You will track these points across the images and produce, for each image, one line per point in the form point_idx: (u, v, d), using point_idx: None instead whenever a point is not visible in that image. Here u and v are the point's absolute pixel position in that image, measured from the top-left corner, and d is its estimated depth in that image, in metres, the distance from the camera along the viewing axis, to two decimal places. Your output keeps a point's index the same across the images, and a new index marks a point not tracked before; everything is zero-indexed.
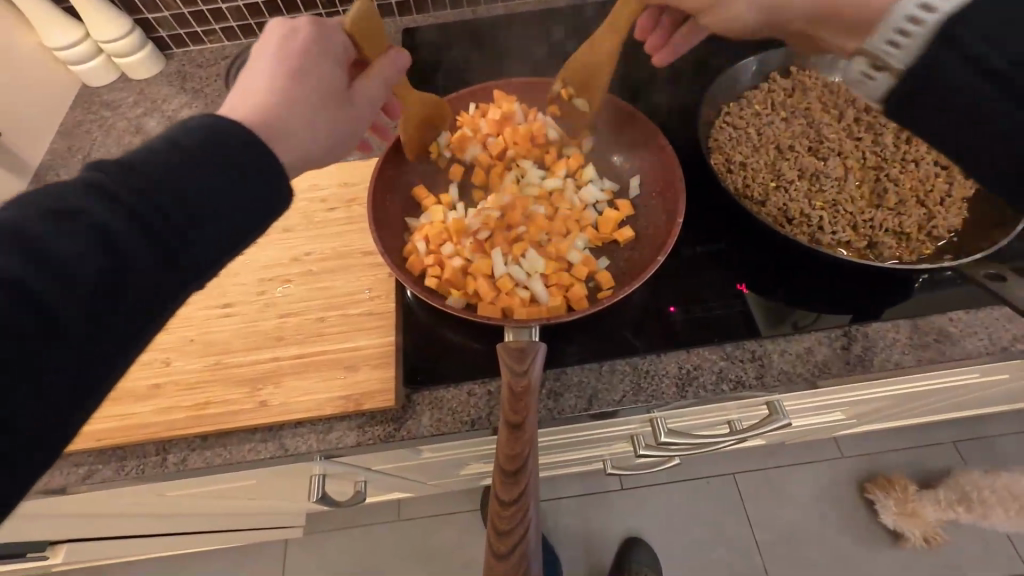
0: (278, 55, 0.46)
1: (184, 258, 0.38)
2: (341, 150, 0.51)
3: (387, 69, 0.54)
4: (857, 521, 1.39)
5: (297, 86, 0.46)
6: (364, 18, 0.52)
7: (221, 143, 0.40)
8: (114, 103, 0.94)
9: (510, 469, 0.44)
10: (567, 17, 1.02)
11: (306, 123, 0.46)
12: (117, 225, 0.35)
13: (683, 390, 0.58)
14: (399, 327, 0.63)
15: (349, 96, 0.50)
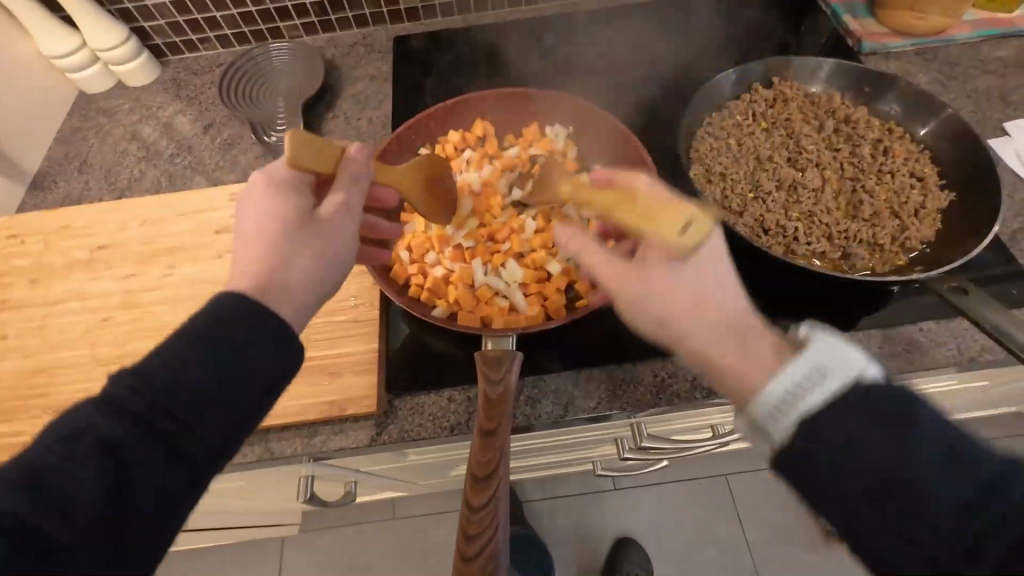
0: (249, 220, 0.43)
1: (202, 464, 0.36)
2: (344, 273, 0.47)
3: (350, 173, 0.46)
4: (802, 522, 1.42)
5: (282, 239, 0.42)
6: (300, 144, 0.44)
7: (228, 322, 0.38)
8: (110, 110, 0.96)
9: (481, 474, 0.45)
10: (557, 24, 1.03)
11: (292, 269, 0.42)
12: (129, 446, 0.34)
13: (658, 398, 0.60)
14: (383, 334, 0.65)
15: (325, 221, 0.45)
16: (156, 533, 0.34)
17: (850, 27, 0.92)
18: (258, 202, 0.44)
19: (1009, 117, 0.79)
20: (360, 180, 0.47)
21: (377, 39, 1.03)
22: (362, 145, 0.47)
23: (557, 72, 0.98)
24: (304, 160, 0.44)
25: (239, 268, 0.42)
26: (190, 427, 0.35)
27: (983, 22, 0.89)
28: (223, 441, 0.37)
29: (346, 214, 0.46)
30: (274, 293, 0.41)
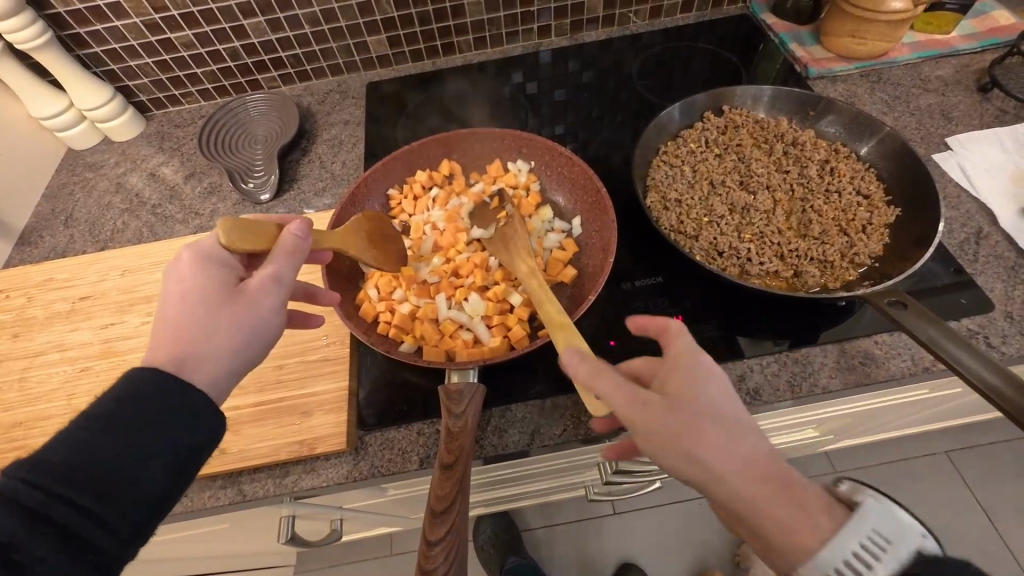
0: (174, 290, 0.47)
1: (110, 554, 0.40)
2: (265, 343, 0.50)
3: (279, 252, 0.50)
4: (726, 541, 1.43)
5: (199, 309, 0.46)
6: (234, 233, 0.51)
7: (139, 413, 0.42)
8: (96, 164, 1.00)
9: (439, 508, 0.47)
10: (522, 64, 1.08)
11: (208, 341, 0.46)
12: (31, 544, 0.37)
13: (622, 422, 0.61)
14: (354, 372, 0.66)
15: (251, 295, 0.49)
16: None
17: (796, 54, 0.97)
18: (184, 275, 0.48)
19: (953, 132, 0.83)
20: (290, 254, 0.51)
21: (351, 86, 1.08)
22: (301, 222, 0.53)
23: (523, 108, 1.02)
24: (236, 237, 0.50)
25: (160, 337, 0.46)
26: (96, 517, 0.39)
27: (921, 44, 0.94)
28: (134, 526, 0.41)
29: (273, 286, 0.50)
30: (192, 364, 0.45)
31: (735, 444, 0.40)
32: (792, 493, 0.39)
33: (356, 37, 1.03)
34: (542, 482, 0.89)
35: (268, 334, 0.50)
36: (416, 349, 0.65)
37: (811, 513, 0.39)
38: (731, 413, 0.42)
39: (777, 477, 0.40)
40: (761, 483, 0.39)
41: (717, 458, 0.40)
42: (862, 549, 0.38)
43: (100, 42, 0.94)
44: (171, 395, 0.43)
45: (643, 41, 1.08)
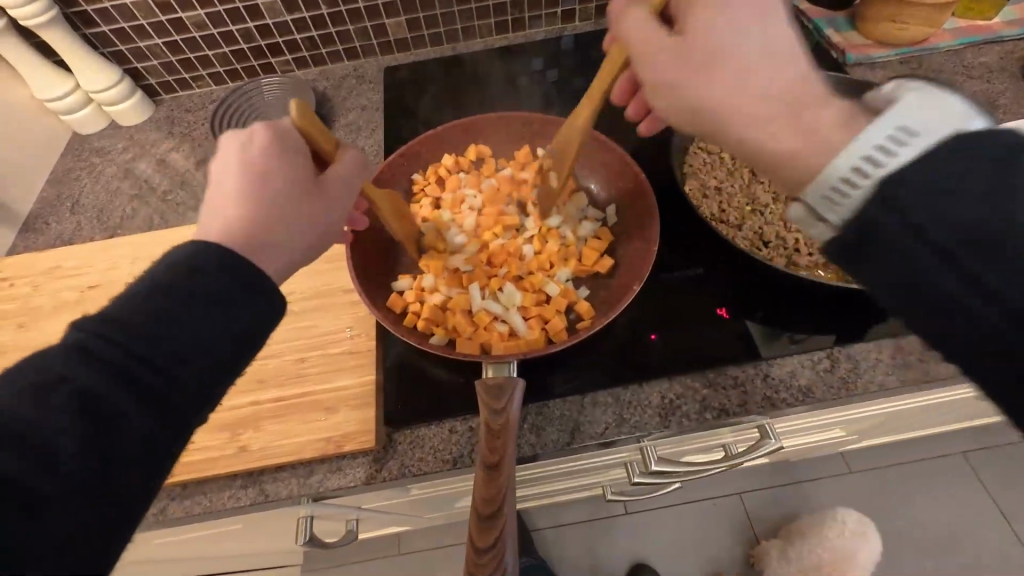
0: (240, 164, 0.45)
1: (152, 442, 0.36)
2: (326, 239, 0.51)
3: (348, 157, 0.52)
4: (743, 541, 1.40)
5: (274, 193, 0.46)
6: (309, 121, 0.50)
7: (191, 295, 0.39)
8: (103, 149, 0.96)
9: (485, 512, 0.43)
10: (544, 48, 1.04)
11: (277, 222, 0.45)
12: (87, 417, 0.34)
13: (667, 420, 0.58)
14: (381, 366, 0.63)
15: (326, 190, 0.49)
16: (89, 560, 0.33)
17: (832, 40, 0.93)
18: (255, 145, 0.46)
19: (1000, 120, 0.80)
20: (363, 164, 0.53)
21: (367, 70, 1.04)
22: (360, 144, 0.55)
23: (547, 94, 0.98)
24: (311, 127, 0.50)
25: (219, 214, 0.44)
26: (140, 405, 0.35)
27: (963, 30, 0.91)
28: (155, 439, 0.36)
29: (347, 185, 0.52)
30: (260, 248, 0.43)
31: (712, 65, 0.41)
32: (806, 109, 0.38)
33: (374, 19, 0.99)
34: (567, 482, 0.85)
35: (330, 232, 0.51)
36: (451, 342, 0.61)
37: (827, 127, 0.38)
38: (765, 37, 0.40)
39: (799, 99, 0.38)
40: (773, 112, 0.39)
41: (716, 87, 0.41)
42: (895, 134, 0.34)
43: (108, 21, 0.89)
44: (200, 288, 0.38)
45: None
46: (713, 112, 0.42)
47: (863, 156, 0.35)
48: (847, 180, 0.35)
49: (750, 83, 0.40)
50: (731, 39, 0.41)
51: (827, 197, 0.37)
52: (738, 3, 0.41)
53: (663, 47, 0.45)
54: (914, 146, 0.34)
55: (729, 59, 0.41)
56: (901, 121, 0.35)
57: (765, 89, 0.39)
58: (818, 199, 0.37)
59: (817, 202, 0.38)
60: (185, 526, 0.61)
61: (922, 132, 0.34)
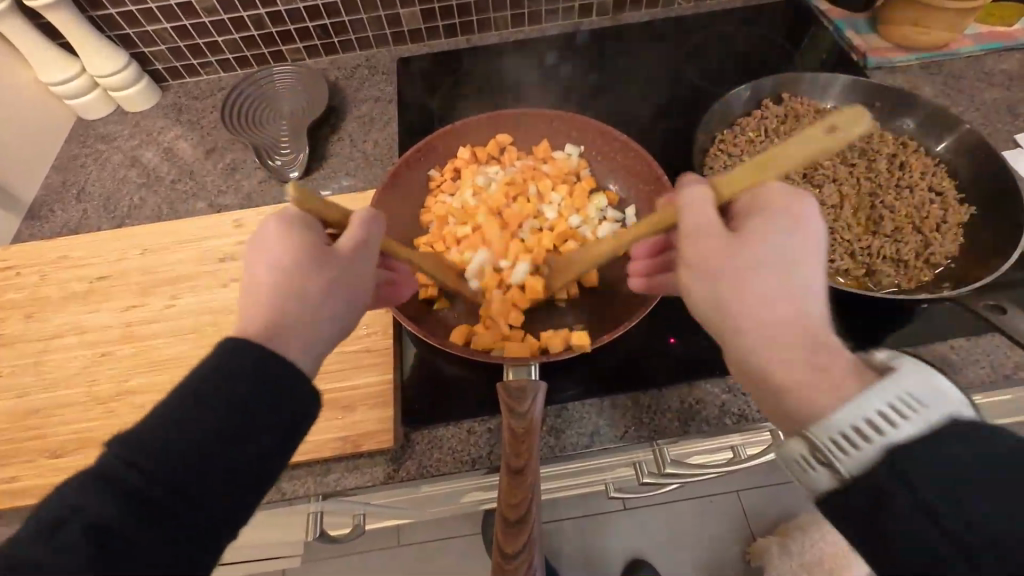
0: (274, 267, 0.44)
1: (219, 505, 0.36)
2: (354, 313, 0.48)
3: (360, 225, 0.47)
4: (741, 538, 1.41)
5: (296, 289, 0.43)
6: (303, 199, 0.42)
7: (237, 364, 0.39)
8: (109, 135, 0.94)
9: (512, 518, 0.43)
10: (560, 42, 1.03)
11: (319, 312, 0.44)
12: (147, 495, 0.33)
13: (686, 425, 0.58)
14: (398, 365, 0.62)
15: (348, 265, 0.46)
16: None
17: (852, 42, 0.92)
18: (270, 245, 0.44)
19: (1020, 128, 0.80)
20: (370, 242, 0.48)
21: (380, 61, 1.02)
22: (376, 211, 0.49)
23: (563, 90, 0.97)
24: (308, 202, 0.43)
25: (255, 307, 0.43)
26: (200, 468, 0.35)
27: (984, 36, 0.90)
28: (216, 520, 0.35)
29: (363, 259, 0.47)
30: (284, 338, 0.42)
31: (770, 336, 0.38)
32: (828, 354, 0.37)
33: (388, 8, 0.97)
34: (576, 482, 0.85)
35: (354, 305, 0.48)
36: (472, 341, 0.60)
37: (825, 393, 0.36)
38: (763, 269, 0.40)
39: (821, 338, 0.38)
40: (798, 345, 0.38)
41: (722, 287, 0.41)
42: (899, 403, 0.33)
43: (115, 4, 0.87)
44: (278, 365, 0.40)
45: (688, 24, 1.03)
46: (732, 331, 0.41)
47: (862, 420, 0.34)
48: (847, 438, 0.34)
49: (793, 301, 0.39)
50: (740, 257, 0.40)
51: (801, 465, 0.36)
52: (780, 234, 0.41)
53: (713, 231, 0.42)
54: (916, 422, 0.33)
55: (747, 268, 0.40)
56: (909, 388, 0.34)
57: (775, 328, 0.38)
58: (818, 446, 0.35)
59: (816, 453, 0.35)
60: None
61: (928, 406, 0.33)
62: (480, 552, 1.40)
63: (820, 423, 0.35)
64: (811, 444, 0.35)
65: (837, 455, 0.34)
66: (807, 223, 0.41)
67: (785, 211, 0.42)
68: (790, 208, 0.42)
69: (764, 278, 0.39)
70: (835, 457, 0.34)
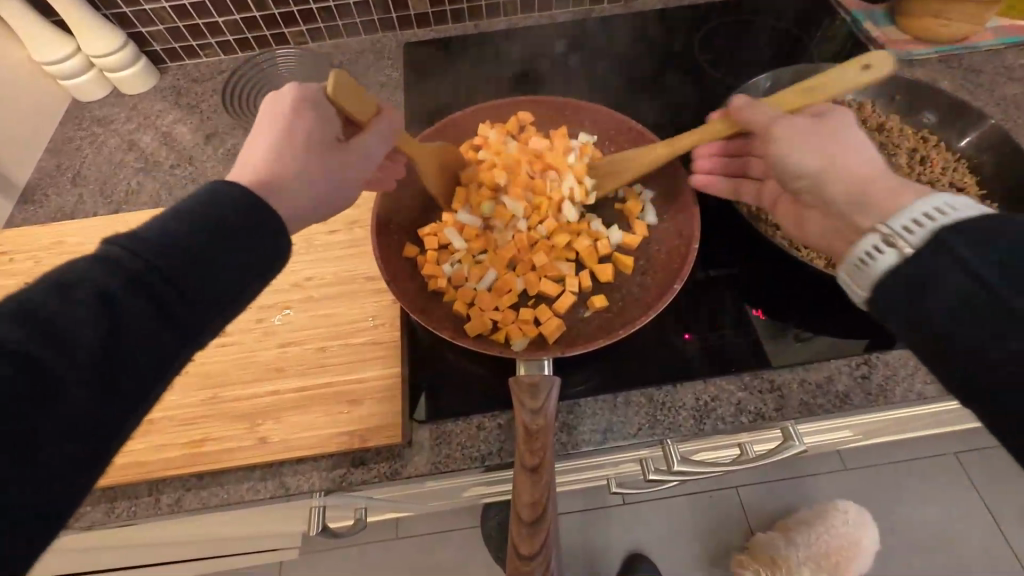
0: (275, 124, 0.47)
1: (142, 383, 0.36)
2: (344, 202, 0.52)
3: (381, 121, 0.51)
4: (741, 534, 1.41)
5: (301, 153, 0.46)
6: (344, 85, 0.49)
7: (189, 246, 0.39)
8: (106, 118, 0.91)
9: (528, 518, 0.42)
10: (570, 29, 1.00)
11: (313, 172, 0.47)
12: (52, 358, 0.32)
13: (702, 423, 0.57)
14: (405, 358, 0.61)
15: (353, 148, 0.50)
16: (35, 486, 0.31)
17: (870, 34, 0.90)
18: (284, 107, 0.47)
19: None
20: (385, 137, 0.52)
21: (386, 46, 0.99)
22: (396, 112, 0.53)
23: (573, 78, 0.95)
24: (342, 91, 0.49)
25: (254, 162, 0.46)
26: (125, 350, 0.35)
27: (1005, 30, 0.88)
28: (120, 409, 0.35)
29: (372, 155, 0.52)
30: (279, 196, 0.45)
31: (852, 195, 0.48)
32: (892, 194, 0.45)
33: None
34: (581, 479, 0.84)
35: (344, 198, 0.51)
36: (491, 336, 0.59)
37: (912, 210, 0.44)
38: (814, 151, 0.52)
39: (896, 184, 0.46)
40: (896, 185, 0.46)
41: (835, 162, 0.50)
42: (933, 210, 0.41)
43: None
44: (233, 234, 0.41)
45: (702, 12, 1.00)
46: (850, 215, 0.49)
47: (910, 219, 0.41)
48: (913, 223, 0.41)
49: (885, 167, 0.49)
50: (842, 143, 0.51)
51: (863, 259, 0.44)
52: (837, 125, 0.52)
53: (776, 124, 0.54)
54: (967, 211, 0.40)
55: (829, 149, 0.50)
56: (938, 198, 0.41)
57: (880, 186, 0.47)
58: (853, 267, 0.45)
59: (884, 238, 0.42)
60: (198, 516, 0.59)
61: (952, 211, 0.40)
62: (479, 546, 1.39)
63: (877, 227, 0.43)
64: (883, 235, 0.42)
65: (868, 263, 0.43)
66: (848, 107, 0.55)
67: (846, 125, 0.52)
68: (845, 123, 0.53)
69: (851, 151, 0.50)
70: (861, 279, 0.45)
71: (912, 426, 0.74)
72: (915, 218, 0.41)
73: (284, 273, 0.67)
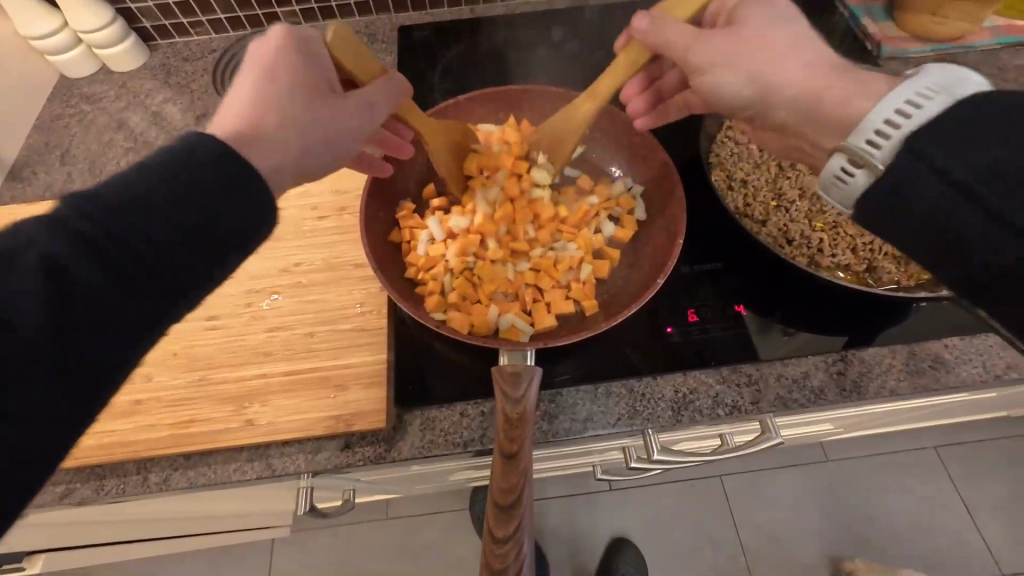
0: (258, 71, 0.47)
1: (136, 323, 0.38)
2: (331, 152, 0.50)
3: (379, 85, 0.54)
4: (723, 521, 1.45)
5: (284, 72, 0.47)
6: (342, 42, 0.52)
7: (203, 191, 0.40)
8: (94, 96, 0.90)
9: (504, 502, 0.43)
10: (568, 16, 0.99)
11: (292, 129, 0.46)
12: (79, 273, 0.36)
13: (680, 414, 0.58)
14: (391, 345, 0.61)
15: (343, 108, 0.50)
16: (35, 436, 0.34)
17: (867, 30, 0.90)
18: (270, 48, 0.47)
19: None
20: (384, 92, 0.54)
21: (380, 29, 0.98)
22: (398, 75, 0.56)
23: (569, 67, 0.94)
24: (344, 55, 0.52)
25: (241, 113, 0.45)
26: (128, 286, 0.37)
27: (1002, 30, 0.88)
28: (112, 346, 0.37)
29: (364, 107, 0.52)
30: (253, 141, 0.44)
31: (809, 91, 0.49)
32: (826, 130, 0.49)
33: None
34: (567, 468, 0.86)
35: (336, 123, 0.50)
36: (475, 326, 0.59)
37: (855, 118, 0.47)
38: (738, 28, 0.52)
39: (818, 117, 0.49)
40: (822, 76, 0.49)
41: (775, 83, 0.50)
42: (906, 105, 0.41)
43: None
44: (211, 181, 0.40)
45: None
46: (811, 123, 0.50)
47: (890, 113, 0.42)
48: (879, 133, 0.43)
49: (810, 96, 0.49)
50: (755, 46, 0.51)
51: (835, 180, 0.46)
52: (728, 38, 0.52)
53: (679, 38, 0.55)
54: (941, 98, 0.41)
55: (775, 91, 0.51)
56: (921, 83, 0.42)
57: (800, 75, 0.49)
58: (837, 169, 0.45)
59: (850, 157, 0.44)
60: (187, 495, 0.60)
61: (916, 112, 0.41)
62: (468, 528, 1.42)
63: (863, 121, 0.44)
64: (851, 152, 0.44)
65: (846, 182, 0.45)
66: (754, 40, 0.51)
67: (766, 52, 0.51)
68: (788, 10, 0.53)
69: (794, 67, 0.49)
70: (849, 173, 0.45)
71: (889, 421, 0.75)
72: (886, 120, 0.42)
73: (273, 258, 0.67)
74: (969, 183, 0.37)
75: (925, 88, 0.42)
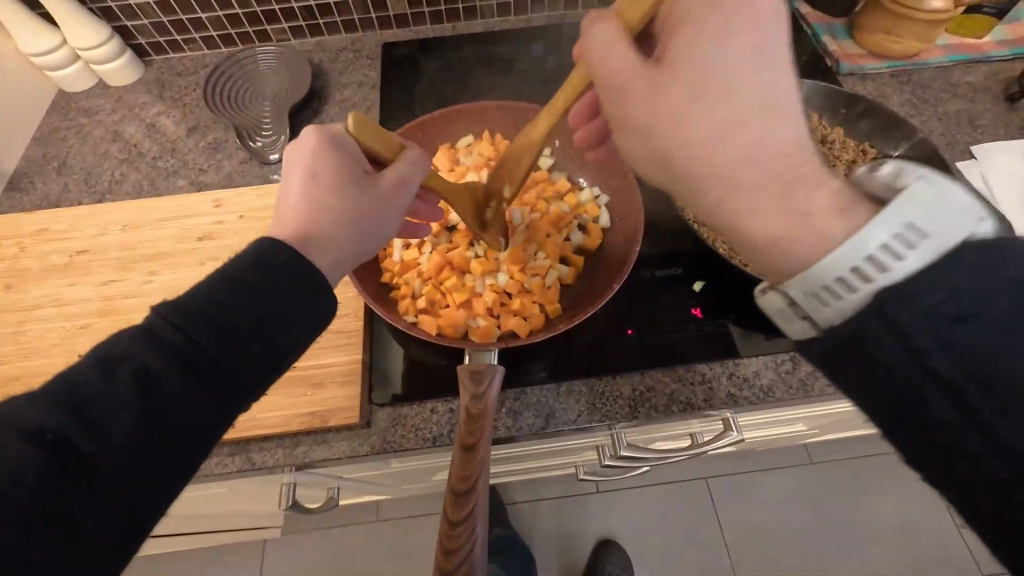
0: (303, 169, 0.49)
1: (220, 411, 0.40)
2: (372, 239, 0.52)
3: (402, 164, 0.52)
4: (706, 522, 1.48)
5: (324, 174, 0.48)
6: (361, 125, 0.50)
7: (274, 282, 0.43)
8: (92, 109, 0.94)
9: (461, 488, 0.47)
10: (545, 33, 1.04)
11: (338, 224, 0.48)
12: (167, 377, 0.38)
13: (637, 411, 0.62)
14: (367, 346, 0.65)
15: (380, 191, 0.51)
16: (131, 515, 0.36)
17: (827, 47, 0.94)
18: (305, 147, 0.49)
19: (976, 140, 0.83)
20: (406, 182, 0.52)
21: (365, 45, 1.02)
22: (418, 150, 0.54)
23: (545, 81, 0.98)
24: (366, 135, 0.51)
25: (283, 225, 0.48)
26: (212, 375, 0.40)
27: (955, 47, 0.92)
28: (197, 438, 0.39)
29: (400, 193, 0.52)
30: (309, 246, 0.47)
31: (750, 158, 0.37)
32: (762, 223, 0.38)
33: None
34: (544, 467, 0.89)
35: (376, 222, 0.51)
36: (443, 329, 0.63)
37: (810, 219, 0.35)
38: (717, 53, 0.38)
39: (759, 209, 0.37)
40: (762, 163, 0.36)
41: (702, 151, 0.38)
42: (894, 243, 0.32)
43: None
44: (290, 268, 0.44)
45: None
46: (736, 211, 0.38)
47: (866, 256, 0.33)
48: (837, 284, 0.34)
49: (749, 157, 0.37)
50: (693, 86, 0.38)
51: (814, 298, 0.36)
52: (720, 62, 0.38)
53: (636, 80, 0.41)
54: (924, 249, 0.32)
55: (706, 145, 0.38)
56: (913, 218, 0.33)
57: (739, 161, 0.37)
58: (809, 293, 0.36)
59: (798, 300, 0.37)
60: None
61: (930, 234, 0.32)
62: None
63: (807, 271, 0.35)
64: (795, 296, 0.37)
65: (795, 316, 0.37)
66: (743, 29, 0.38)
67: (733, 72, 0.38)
68: (750, 10, 0.38)
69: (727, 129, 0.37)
70: (820, 302, 0.36)
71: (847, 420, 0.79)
72: (867, 257, 0.33)
73: None
74: (942, 374, 0.32)
75: (901, 225, 0.33)
